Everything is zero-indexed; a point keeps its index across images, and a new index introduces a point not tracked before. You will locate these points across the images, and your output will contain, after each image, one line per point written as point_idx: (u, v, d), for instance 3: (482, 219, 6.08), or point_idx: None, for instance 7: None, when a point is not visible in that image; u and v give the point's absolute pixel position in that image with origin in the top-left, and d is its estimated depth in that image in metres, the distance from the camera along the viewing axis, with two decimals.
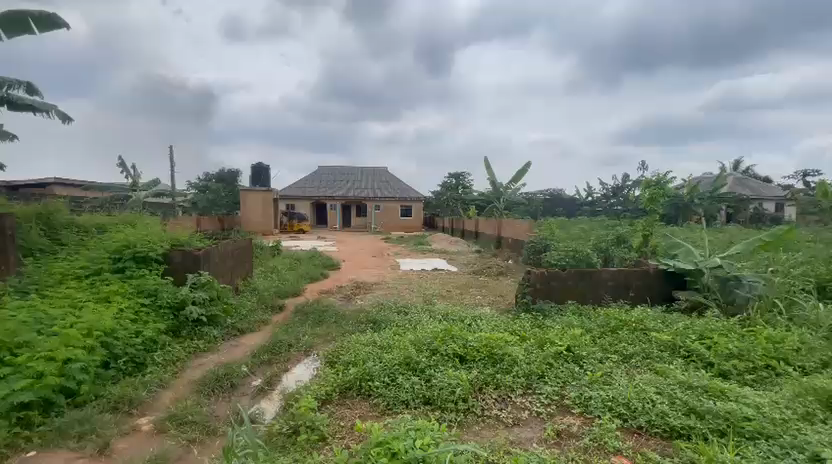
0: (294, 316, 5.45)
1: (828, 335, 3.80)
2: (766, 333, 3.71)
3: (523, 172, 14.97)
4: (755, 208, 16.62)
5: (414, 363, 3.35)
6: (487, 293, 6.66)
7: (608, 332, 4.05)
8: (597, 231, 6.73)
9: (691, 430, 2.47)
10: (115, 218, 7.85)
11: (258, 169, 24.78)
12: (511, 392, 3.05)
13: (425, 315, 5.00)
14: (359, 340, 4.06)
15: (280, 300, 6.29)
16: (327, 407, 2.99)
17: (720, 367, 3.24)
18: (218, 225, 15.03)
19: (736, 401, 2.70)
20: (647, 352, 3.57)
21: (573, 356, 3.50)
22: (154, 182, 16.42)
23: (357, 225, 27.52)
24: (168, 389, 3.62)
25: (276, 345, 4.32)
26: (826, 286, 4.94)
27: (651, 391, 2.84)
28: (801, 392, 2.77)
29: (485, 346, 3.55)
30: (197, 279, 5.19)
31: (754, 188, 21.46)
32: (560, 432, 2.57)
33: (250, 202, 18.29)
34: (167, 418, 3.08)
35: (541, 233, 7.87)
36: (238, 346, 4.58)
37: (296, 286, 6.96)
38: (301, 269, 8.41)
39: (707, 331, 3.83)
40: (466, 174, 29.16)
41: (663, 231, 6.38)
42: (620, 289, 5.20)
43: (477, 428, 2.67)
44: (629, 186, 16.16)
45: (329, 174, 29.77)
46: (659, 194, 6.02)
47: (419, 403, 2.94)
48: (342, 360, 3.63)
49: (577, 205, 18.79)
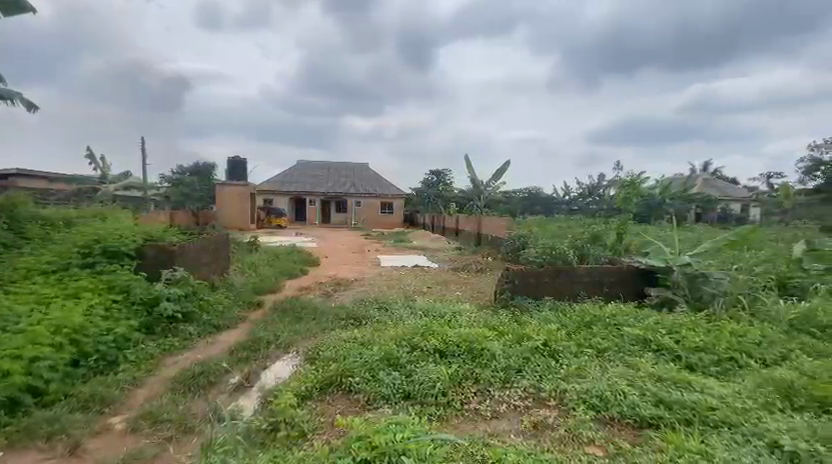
0: (273, 312, 5.38)
1: (786, 329, 4.04)
2: (730, 327, 3.89)
3: (503, 170, 15.14)
4: (721, 209, 17.41)
5: (394, 358, 3.37)
6: (467, 289, 6.73)
7: (582, 327, 4.17)
8: (574, 229, 6.89)
9: (660, 420, 2.59)
10: (84, 211, 7.55)
11: (235, 163, 24.36)
12: (490, 386, 3.12)
13: (405, 311, 5.03)
14: (340, 337, 4.04)
15: (258, 297, 6.18)
16: (308, 404, 2.98)
17: (688, 361, 3.40)
18: (193, 220, 14.67)
19: (702, 391, 2.84)
20: (619, 346, 3.69)
21: (550, 351, 3.59)
22: (124, 175, 15.80)
23: (336, 221, 27.38)
24: (141, 387, 3.52)
25: (254, 342, 4.27)
26: (786, 283, 5.22)
27: (623, 384, 2.96)
28: (762, 383, 2.94)
29: (465, 342, 3.60)
30: (171, 275, 5.09)
31: (720, 190, 22.51)
32: (537, 424, 2.64)
33: (228, 201, 17.95)
34: (142, 417, 3.01)
35: (520, 231, 7.99)
36: (215, 343, 4.48)
37: (274, 283, 6.86)
38: (279, 265, 8.27)
39: (676, 326, 3.99)
40: (447, 171, 29.30)
41: (637, 230, 6.59)
42: (594, 285, 5.34)
43: (457, 421, 2.72)
44: (604, 186, 16.55)
45: (309, 169, 29.35)
46: (633, 194, 6.22)
47: (399, 398, 2.97)
48: (323, 356, 3.61)
49: (555, 204, 19.18)
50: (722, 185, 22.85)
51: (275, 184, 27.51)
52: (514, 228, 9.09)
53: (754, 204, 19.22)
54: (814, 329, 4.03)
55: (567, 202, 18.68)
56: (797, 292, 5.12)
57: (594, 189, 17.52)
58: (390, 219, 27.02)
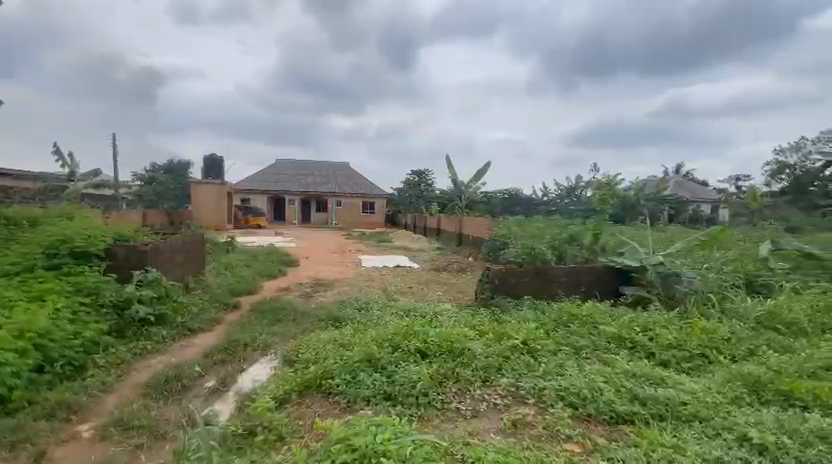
0: (250, 314, 5.26)
1: (754, 326, 4.20)
2: (701, 325, 4.03)
3: (484, 171, 15.26)
4: (692, 210, 18.00)
5: (375, 359, 3.34)
6: (449, 289, 6.74)
7: (560, 326, 4.24)
8: (552, 229, 7.00)
9: (635, 416, 2.65)
10: (49, 210, 7.21)
11: (211, 161, 23.82)
12: (471, 385, 3.13)
13: (386, 311, 5.00)
14: (319, 338, 3.98)
15: (236, 298, 6.04)
16: (287, 407, 2.92)
17: (661, 357, 3.50)
18: (167, 220, 14.24)
19: (674, 387, 2.93)
20: (596, 344, 3.77)
21: (529, 349, 3.63)
22: (94, 173, 15.16)
23: (317, 221, 27.07)
24: (111, 392, 3.39)
25: (230, 344, 4.17)
26: (753, 281, 5.43)
27: (600, 381, 3.02)
28: (731, 379, 3.05)
29: (446, 342, 3.61)
30: (143, 277, 4.93)
31: (691, 192, 23.38)
32: (516, 422, 2.67)
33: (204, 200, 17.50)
34: (112, 423, 2.90)
35: (500, 231, 8.06)
36: (189, 346, 4.35)
37: (252, 284, 6.72)
38: (257, 266, 8.11)
39: (649, 324, 4.10)
40: (428, 171, 29.36)
41: (613, 231, 6.74)
42: (572, 284, 5.43)
43: (438, 421, 2.72)
44: (582, 187, 16.88)
45: (289, 168, 28.92)
46: (609, 195, 6.36)
47: (380, 399, 2.95)
48: (302, 358, 3.55)
49: (534, 204, 19.48)
50: (693, 187, 23.65)
51: (253, 183, 27.02)
52: (495, 228, 9.18)
53: (723, 205, 19.96)
54: (779, 325, 4.20)
55: (545, 203, 19.01)
56: (763, 289, 5.34)
57: (572, 190, 17.88)
58: (371, 219, 26.90)
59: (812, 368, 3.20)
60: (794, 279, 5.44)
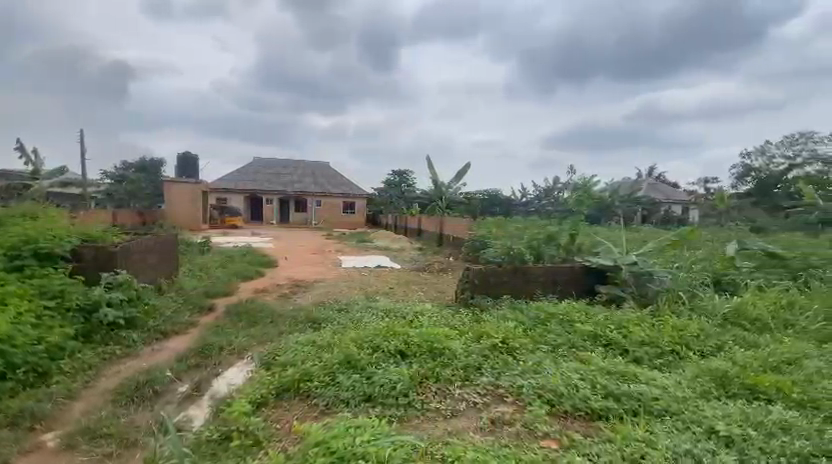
0: (226, 317, 5.14)
1: (721, 322, 4.37)
2: (672, 322, 4.16)
3: (464, 172, 15.36)
4: (664, 211, 18.61)
5: (354, 361, 3.32)
6: (429, 289, 6.76)
7: (538, 324, 4.31)
8: (531, 230, 7.10)
9: (609, 412, 2.72)
10: (9, 209, 6.86)
11: (184, 160, 23.25)
12: (451, 385, 3.14)
13: (366, 312, 4.97)
14: (297, 340, 3.93)
15: (210, 300, 5.89)
16: (264, 411, 2.86)
17: (634, 354, 3.60)
18: (138, 220, 13.77)
19: (646, 382, 3.02)
20: (572, 342, 3.84)
21: (508, 348, 3.68)
22: (60, 170, 14.38)
23: (296, 221, 26.71)
24: (77, 400, 3.26)
25: (205, 348, 4.06)
26: (721, 280, 5.64)
27: (576, 378, 3.08)
28: (700, 374, 3.16)
29: (426, 342, 3.61)
30: (112, 279, 4.76)
31: (662, 194, 24.18)
32: (495, 420, 2.69)
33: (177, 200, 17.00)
34: (79, 432, 2.79)
35: (479, 232, 8.12)
36: (161, 350, 4.22)
37: (228, 286, 6.57)
38: (234, 267, 7.94)
39: (623, 321, 4.21)
40: (409, 172, 29.38)
41: (589, 231, 6.89)
42: (549, 284, 5.53)
43: (417, 421, 2.72)
44: (559, 188, 17.22)
45: (267, 167, 28.45)
46: (585, 196, 6.50)
47: (360, 401, 2.93)
48: (279, 361, 3.49)
49: (513, 205, 19.75)
50: (665, 189, 24.45)
51: (230, 181, 26.52)
52: (474, 229, 9.26)
53: (693, 206, 20.71)
54: (745, 322, 4.38)
55: (524, 204, 19.30)
56: (730, 287, 5.55)
57: (550, 191, 18.21)
58: (352, 219, 26.73)
59: (774, 362, 3.35)
60: (758, 277, 5.69)
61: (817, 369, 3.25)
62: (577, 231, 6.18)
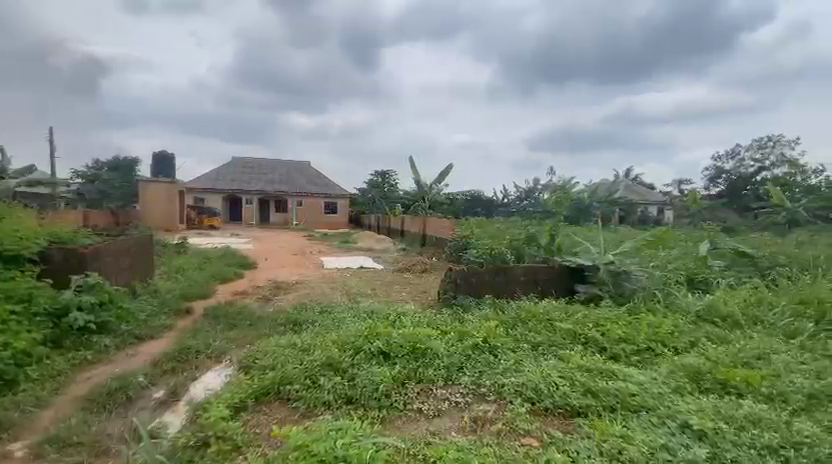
0: (203, 320, 5.02)
1: (695, 319, 4.50)
2: (648, 320, 4.27)
3: (446, 172, 15.43)
4: (641, 211, 19.12)
5: (336, 362, 3.29)
6: (411, 290, 6.75)
7: (519, 323, 4.36)
8: (512, 230, 7.17)
9: (588, 408, 2.77)
10: None
11: (160, 159, 22.70)
12: (433, 385, 3.15)
13: (348, 313, 4.94)
14: (277, 343, 3.87)
15: (187, 303, 5.75)
16: (243, 416, 2.81)
17: (612, 351, 3.68)
18: (111, 221, 13.35)
19: (623, 379, 3.09)
20: (552, 340, 3.90)
21: (490, 347, 3.71)
22: (29, 170, 14.02)
23: (277, 221, 26.36)
24: (46, 408, 3.12)
25: (181, 352, 3.96)
26: (694, 278, 5.82)
27: (555, 375, 3.13)
28: (674, 369, 3.26)
29: (408, 342, 3.61)
30: (83, 282, 4.60)
31: (639, 195, 24.82)
32: (477, 419, 2.71)
33: (153, 200, 16.57)
34: (47, 441, 2.68)
35: (462, 232, 8.17)
36: (136, 355, 4.09)
37: (206, 288, 6.42)
38: (212, 269, 7.76)
39: (601, 319, 4.30)
40: (392, 172, 29.35)
41: (568, 231, 7.02)
42: (529, 283, 5.60)
43: (400, 422, 2.71)
44: (539, 189, 17.50)
45: (247, 166, 27.98)
46: (564, 197, 6.62)
47: (341, 403, 2.90)
48: (259, 364, 3.43)
49: (495, 206, 19.93)
50: (641, 190, 25.15)
51: (208, 181, 26.04)
52: (456, 229, 9.31)
53: (668, 207, 21.34)
54: (717, 319, 4.53)
55: (505, 205, 19.51)
56: (703, 285, 5.73)
57: (531, 192, 18.46)
58: (334, 219, 26.52)
59: (744, 357, 3.48)
60: (729, 276, 5.89)
61: (783, 363, 3.39)
62: (556, 231, 6.28)
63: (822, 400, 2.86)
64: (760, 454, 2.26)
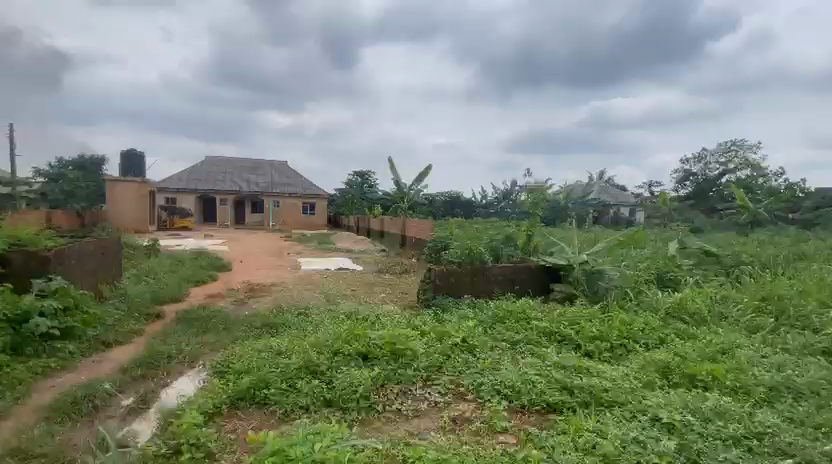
0: (175, 324, 4.87)
1: (664, 317, 4.67)
2: (620, 317, 4.40)
3: (425, 173, 15.46)
4: (614, 212, 19.66)
5: (313, 365, 3.25)
6: (390, 291, 6.74)
7: (497, 322, 4.42)
8: (490, 230, 7.25)
9: (563, 404, 2.83)
10: None
11: (129, 157, 21.92)
12: (412, 386, 3.15)
13: (326, 315, 4.89)
14: (253, 346, 3.79)
15: (158, 307, 5.56)
16: (217, 422, 2.73)
17: (586, 348, 3.78)
18: (76, 222, 12.80)
19: (597, 375, 3.17)
20: (529, 338, 3.97)
21: (468, 347, 3.74)
22: None
23: (253, 222, 25.88)
24: (6, 419, 2.96)
25: (152, 357, 3.83)
26: (664, 276, 6.03)
27: (532, 373, 3.18)
28: (645, 365, 3.37)
29: (388, 344, 3.59)
30: (45, 286, 4.39)
31: (612, 197, 25.54)
32: (455, 418, 2.73)
33: (121, 199, 15.98)
34: (6, 454, 2.53)
35: (440, 233, 8.20)
36: (103, 361, 3.93)
37: (178, 292, 6.23)
38: (185, 272, 7.54)
39: (576, 318, 4.40)
40: (371, 173, 29.24)
41: (544, 232, 7.15)
42: (507, 283, 5.68)
43: (378, 424, 2.70)
44: (517, 191, 17.77)
45: (222, 166, 27.33)
46: (539, 198, 6.74)
47: (319, 406, 2.87)
48: (234, 369, 3.35)
49: (473, 207, 20.11)
50: (613, 192, 25.90)
51: (180, 180, 25.32)
52: (436, 230, 9.35)
53: (640, 208, 22.03)
54: (685, 315, 4.71)
55: (484, 206, 19.72)
56: (672, 283, 5.95)
57: (508, 194, 18.71)
58: (312, 220, 26.19)
59: (710, 352, 3.63)
60: (696, 274, 6.13)
61: (746, 357, 3.56)
62: (532, 231, 6.39)
63: (781, 391, 3.02)
64: (726, 445, 2.36)
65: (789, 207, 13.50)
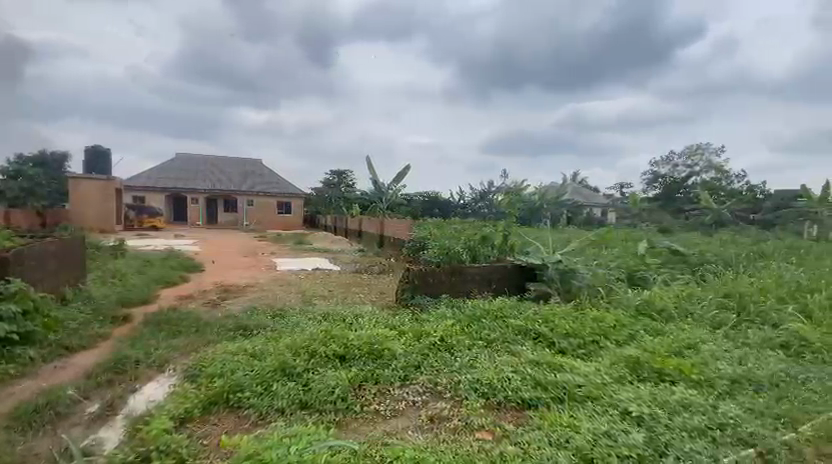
0: (143, 327, 4.70)
1: (634, 314, 4.83)
2: (593, 315, 4.52)
3: (404, 173, 15.46)
4: (587, 213, 20.21)
5: (290, 367, 3.21)
6: (368, 291, 6.71)
7: (474, 321, 4.47)
8: (467, 230, 7.32)
9: (538, 400, 2.89)
10: None
11: (94, 154, 21.01)
12: (390, 386, 3.14)
13: (302, 317, 4.83)
14: (226, 349, 3.70)
15: (126, 310, 5.35)
16: (188, 427, 2.66)
17: (560, 345, 3.87)
18: (36, 221, 12.17)
19: (570, 371, 3.25)
20: (505, 336, 4.04)
21: (446, 345, 3.77)
22: None
23: (226, 221, 25.34)
24: None
25: (119, 362, 3.69)
26: (634, 275, 6.24)
27: (509, 371, 3.23)
28: (616, 361, 3.48)
29: (365, 344, 3.58)
30: (3, 289, 4.16)
31: (585, 198, 26.25)
32: (433, 417, 2.75)
33: (85, 198, 15.29)
34: None
35: (418, 233, 8.23)
36: (66, 367, 3.76)
37: (147, 294, 6.02)
38: (153, 273, 7.28)
39: (550, 315, 4.50)
40: (348, 172, 29.05)
41: (520, 232, 7.27)
42: (484, 283, 5.75)
43: (356, 425, 2.68)
44: (493, 191, 18.03)
45: (194, 164, 26.58)
46: (515, 198, 6.86)
47: (295, 408, 2.83)
48: (206, 372, 3.27)
49: (451, 207, 20.26)
50: (586, 193, 26.62)
51: (150, 178, 24.49)
52: (414, 230, 9.37)
53: (611, 209, 22.69)
54: (653, 312, 4.89)
55: (462, 206, 19.89)
56: (642, 282, 6.16)
57: (486, 194, 18.94)
58: (289, 220, 25.78)
59: (677, 348, 3.78)
60: (664, 272, 6.38)
61: (711, 352, 3.73)
62: (509, 231, 6.49)
63: (743, 383, 3.18)
64: (691, 436, 2.47)
65: (749, 208, 14.21)
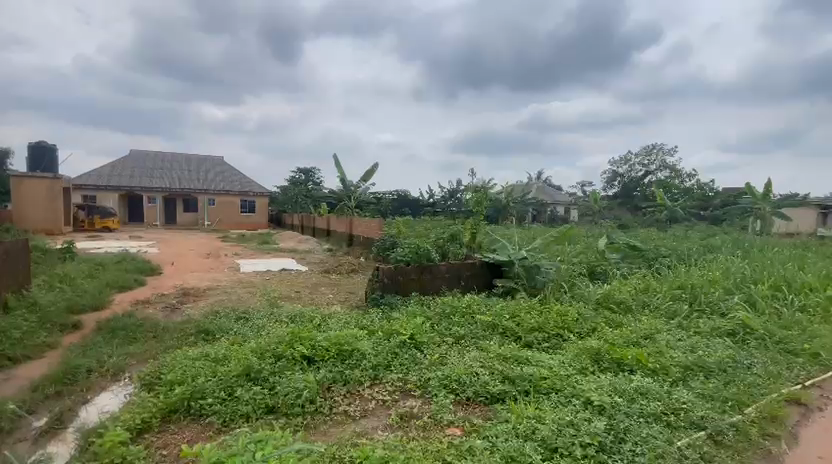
0: (96, 335, 4.43)
1: (595, 307, 5.04)
2: (557, 309, 4.67)
3: (373, 171, 15.38)
4: (551, 210, 20.89)
5: (255, 371, 3.11)
6: (337, 291, 6.62)
7: (443, 318, 4.52)
8: (436, 228, 7.37)
9: (505, 394, 2.96)
10: None
11: (39, 150, 19.60)
12: (360, 386, 3.13)
13: (269, 318, 4.72)
14: (186, 355, 3.56)
15: (76, 317, 5.03)
16: (146, 438, 2.54)
17: (526, 339, 3.98)
18: None
19: (536, 364, 3.35)
20: (473, 332, 4.10)
21: (415, 343, 3.79)
22: None
23: (185, 221, 24.37)
24: None
25: (70, 372, 3.47)
26: (595, 270, 6.52)
27: (477, 366, 3.28)
28: (579, 353, 3.61)
29: (334, 345, 3.53)
30: None
31: (549, 195, 27.10)
32: (402, 415, 2.75)
33: (28, 197, 14.21)
34: None
35: (388, 232, 8.21)
36: (9, 380, 3.49)
37: (99, 299, 5.69)
38: (106, 277, 6.87)
39: (516, 311, 4.61)
40: (316, 170, 28.70)
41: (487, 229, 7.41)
42: (453, 280, 5.82)
43: (325, 427, 2.65)
44: (462, 190, 18.29)
45: (150, 161, 25.35)
46: (482, 196, 6.95)
47: (262, 413, 2.76)
48: (165, 380, 3.13)
49: (421, 206, 20.37)
50: (550, 191, 27.51)
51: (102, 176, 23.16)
52: (383, 229, 9.34)
53: (574, 206, 23.56)
54: (613, 305, 5.12)
55: (431, 205, 20.02)
56: (602, 276, 6.43)
57: (454, 192, 19.16)
58: (254, 219, 25.08)
59: (635, 338, 3.97)
60: (623, 267, 6.69)
61: (666, 341, 3.95)
62: (476, 229, 6.60)
63: (695, 370, 3.38)
64: (648, 421, 2.61)
65: (700, 205, 15.15)
